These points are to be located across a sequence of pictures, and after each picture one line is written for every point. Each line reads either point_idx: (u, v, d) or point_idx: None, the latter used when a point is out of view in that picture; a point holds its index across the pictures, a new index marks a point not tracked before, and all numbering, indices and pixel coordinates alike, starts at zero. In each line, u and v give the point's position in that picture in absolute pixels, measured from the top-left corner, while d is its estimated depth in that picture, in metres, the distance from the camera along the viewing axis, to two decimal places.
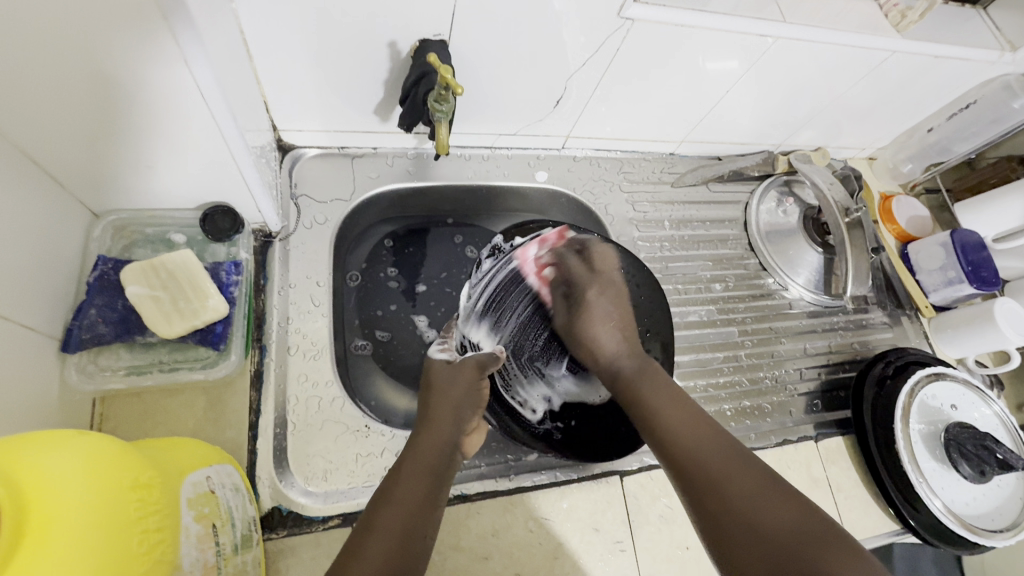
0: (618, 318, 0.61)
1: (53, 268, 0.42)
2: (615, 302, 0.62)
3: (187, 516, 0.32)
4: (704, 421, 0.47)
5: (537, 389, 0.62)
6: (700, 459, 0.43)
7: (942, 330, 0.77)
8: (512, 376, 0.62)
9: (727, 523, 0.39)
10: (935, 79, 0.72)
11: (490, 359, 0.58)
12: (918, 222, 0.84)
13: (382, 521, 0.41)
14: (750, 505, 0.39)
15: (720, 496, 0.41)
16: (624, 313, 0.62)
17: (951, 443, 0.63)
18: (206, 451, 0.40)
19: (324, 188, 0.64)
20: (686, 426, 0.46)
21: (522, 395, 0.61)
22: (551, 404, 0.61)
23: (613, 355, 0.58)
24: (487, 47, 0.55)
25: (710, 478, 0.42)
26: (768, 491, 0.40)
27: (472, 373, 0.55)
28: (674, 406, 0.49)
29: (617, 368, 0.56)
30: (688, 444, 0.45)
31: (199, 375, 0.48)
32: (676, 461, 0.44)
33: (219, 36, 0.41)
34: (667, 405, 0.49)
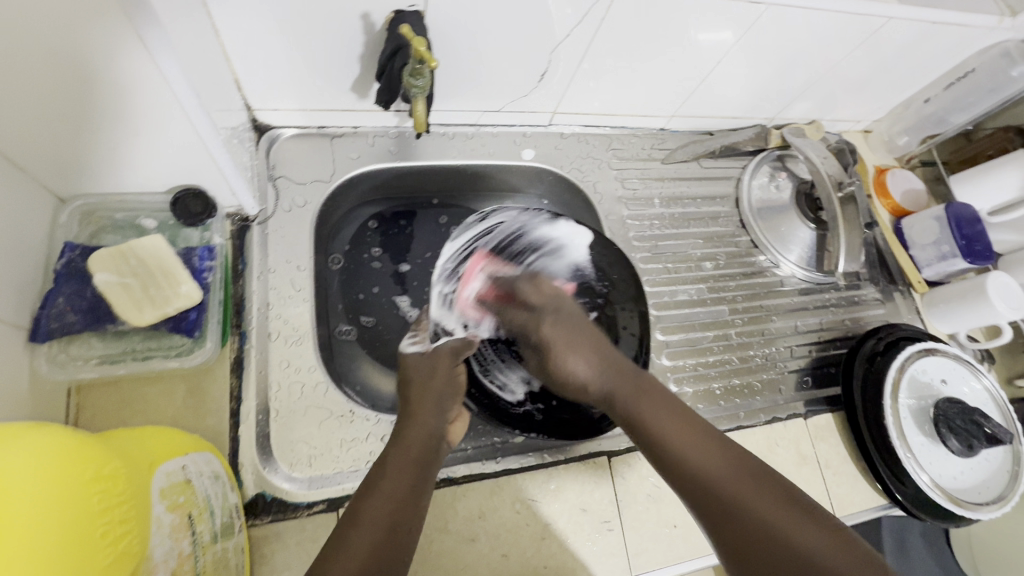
0: (584, 336, 0.56)
1: (18, 256, 0.41)
2: (575, 326, 0.57)
3: (159, 506, 0.32)
4: (711, 437, 0.47)
5: (516, 371, 0.60)
6: (720, 483, 0.43)
7: (934, 305, 0.76)
8: (490, 359, 0.60)
9: (766, 561, 0.39)
10: (933, 47, 0.70)
11: (462, 345, 0.58)
12: (912, 196, 0.83)
13: (368, 519, 0.40)
14: (779, 529, 0.40)
15: (736, 513, 0.41)
16: (594, 337, 0.56)
17: (940, 418, 0.63)
18: (183, 440, 0.40)
19: (303, 169, 0.62)
20: (702, 447, 0.46)
21: (501, 379, 0.60)
22: (532, 385, 0.60)
23: (596, 379, 0.53)
24: (467, 17, 0.52)
25: (732, 504, 0.42)
26: (782, 505, 0.41)
27: (447, 362, 0.55)
28: (679, 418, 0.48)
29: (604, 391, 0.52)
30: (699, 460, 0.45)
31: (174, 363, 0.47)
32: (704, 494, 0.43)
33: (181, 9, 0.39)
34: (670, 420, 0.48)
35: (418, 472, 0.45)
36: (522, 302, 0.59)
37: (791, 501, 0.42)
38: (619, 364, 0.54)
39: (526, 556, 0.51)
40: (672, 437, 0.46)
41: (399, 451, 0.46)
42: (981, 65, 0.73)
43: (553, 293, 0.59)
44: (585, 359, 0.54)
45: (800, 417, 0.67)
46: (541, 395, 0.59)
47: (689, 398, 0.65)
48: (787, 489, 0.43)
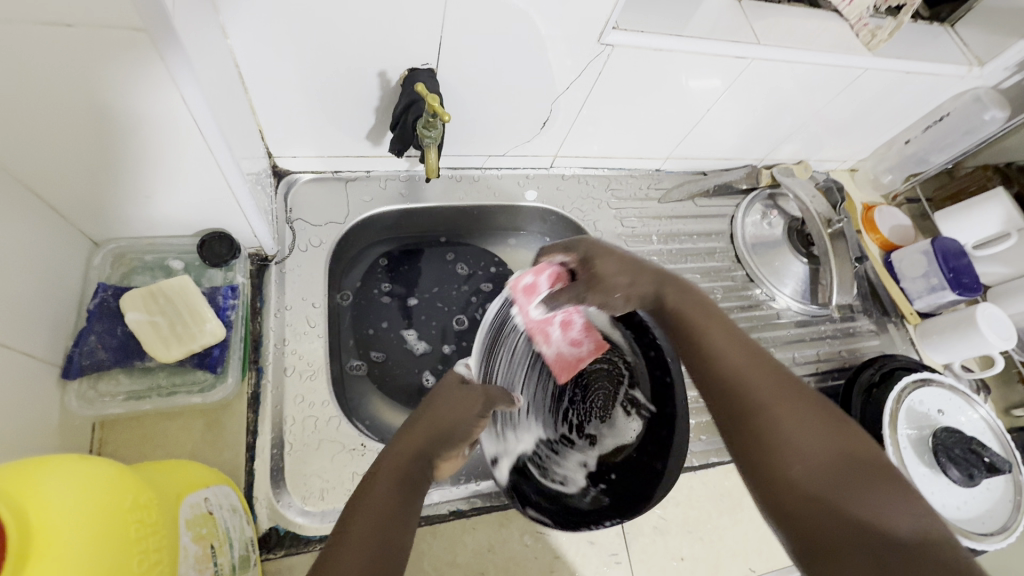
0: (629, 264, 0.55)
1: (53, 297, 0.43)
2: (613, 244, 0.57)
3: (186, 536, 0.33)
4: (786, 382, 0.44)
5: (570, 459, 0.59)
6: (745, 379, 0.44)
7: (928, 336, 0.79)
8: (544, 456, 0.58)
9: (764, 449, 0.41)
10: (908, 94, 0.75)
11: (501, 394, 0.55)
12: (900, 231, 0.86)
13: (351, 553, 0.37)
14: (793, 429, 0.41)
15: (756, 410, 0.42)
16: (636, 265, 0.55)
17: (939, 448, 0.64)
18: (202, 473, 0.41)
19: (319, 211, 0.65)
20: (746, 364, 0.45)
21: (560, 473, 0.58)
22: (588, 465, 0.58)
23: (627, 293, 0.55)
24: (477, 73, 0.57)
25: (749, 399, 0.43)
26: (815, 418, 0.41)
27: (477, 401, 0.52)
28: (726, 332, 0.48)
29: (640, 298, 0.54)
30: (730, 362, 0.46)
31: (196, 400, 0.48)
32: (725, 385, 0.45)
33: (215, 67, 0.43)
34: (710, 322, 0.49)
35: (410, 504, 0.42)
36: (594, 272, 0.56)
37: (826, 414, 0.42)
38: (641, 278, 0.55)
39: None
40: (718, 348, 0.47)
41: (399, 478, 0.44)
42: (954, 109, 0.78)
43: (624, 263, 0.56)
44: (619, 276, 0.55)
45: None
46: (600, 475, 0.57)
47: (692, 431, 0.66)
48: (824, 403, 0.42)
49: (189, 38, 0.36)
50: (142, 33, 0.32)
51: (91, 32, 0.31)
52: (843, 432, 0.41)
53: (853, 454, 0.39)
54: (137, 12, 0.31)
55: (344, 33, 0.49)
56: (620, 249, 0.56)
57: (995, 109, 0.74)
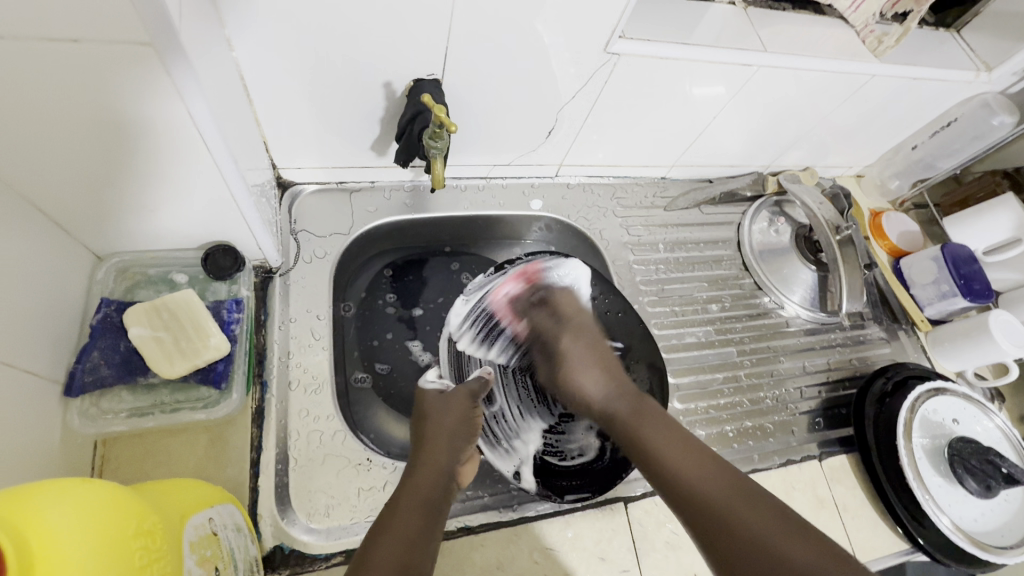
0: (595, 356, 0.61)
1: (55, 313, 0.43)
2: (588, 336, 0.63)
3: (190, 560, 0.32)
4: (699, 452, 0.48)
5: (577, 429, 0.62)
6: (707, 492, 0.45)
7: (940, 343, 0.78)
8: (556, 441, 0.61)
9: (743, 565, 0.40)
10: (914, 100, 0.75)
11: (479, 386, 0.60)
12: (908, 238, 0.85)
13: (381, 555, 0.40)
14: (765, 538, 0.40)
15: (730, 526, 0.42)
16: (603, 358, 0.61)
17: (956, 458, 0.63)
18: (207, 492, 0.40)
19: (322, 222, 0.65)
20: (694, 467, 0.47)
21: (575, 445, 0.61)
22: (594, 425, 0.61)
23: (601, 398, 0.58)
24: (483, 83, 0.56)
25: (720, 513, 0.43)
26: (780, 525, 0.41)
27: (465, 402, 0.57)
28: (678, 443, 0.49)
29: (610, 412, 0.56)
30: (692, 478, 0.46)
31: (201, 416, 0.47)
32: (691, 506, 0.44)
33: (220, 79, 0.43)
34: (667, 441, 0.50)
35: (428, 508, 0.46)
36: (553, 308, 0.63)
37: (789, 522, 0.41)
38: (624, 385, 0.58)
39: None
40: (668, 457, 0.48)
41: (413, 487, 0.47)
42: (962, 115, 0.77)
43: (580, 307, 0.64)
44: (589, 363, 0.60)
45: (814, 458, 0.66)
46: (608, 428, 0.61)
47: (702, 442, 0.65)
48: (776, 504, 0.42)
49: (195, 52, 0.35)
50: (149, 47, 0.32)
51: (97, 46, 0.31)
52: (814, 536, 0.40)
53: (833, 556, 0.38)
54: (144, 27, 0.30)
55: (349, 44, 0.48)
56: (596, 335, 0.63)
57: (1003, 114, 0.73)
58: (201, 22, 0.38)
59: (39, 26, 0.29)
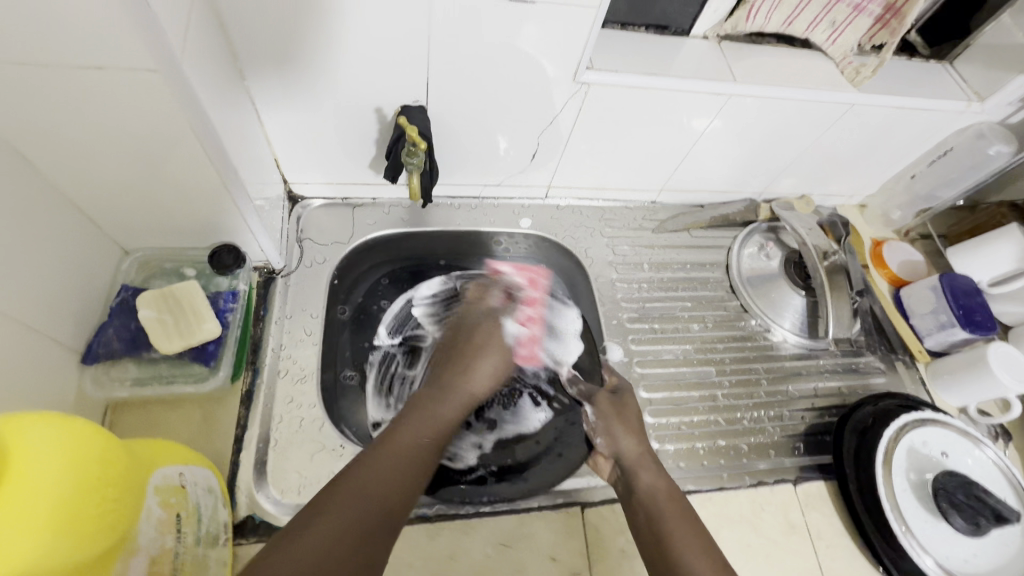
0: (635, 422, 0.60)
1: (82, 294, 0.51)
2: (625, 398, 0.63)
3: (151, 500, 0.37)
4: (698, 527, 0.51)
5: (467, 438, 0.63)
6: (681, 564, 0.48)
7: (940, 376, 0.75)
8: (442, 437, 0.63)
9: None
10: (905, 129, 0.75)
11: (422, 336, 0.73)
12: (909, 267, 0.84)
13: (363, 478, 0.47)
14: None
15: None
16: (640, 425, 0.61)
17: (941, 492, 0.60)
18: (189, 452, 0.45)
19: (325, 232, 0.72)
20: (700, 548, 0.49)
21: (453, 449, 0.62)
22: (482, 447, 0.64)
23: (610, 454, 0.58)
24: (466, 109, 0.62)
25: None
26: None
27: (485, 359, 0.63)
28: (672, 512, 0.52)
29: (626, 475, 0.56)
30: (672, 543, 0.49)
31: (189, 389, 0.54)
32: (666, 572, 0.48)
33: (229, 103, 0.51)
34: (676, 510, 0.52)
35: (420, 441, 0.53)
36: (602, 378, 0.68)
37: None
38: (648, 452, 0.58)
39: None
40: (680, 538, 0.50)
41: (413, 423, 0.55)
42: (958, 144, 0.77)
43: (621, 383, 0.66)
44: (623, 427, 0.59)
45: (789, 483, 0.65)
46: (492, 458, 0.63)
47: (670, 456, 0.65)
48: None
49: (193, 79, 0.43)
50: (155, 73, 0.39)
51: (116, 75, 0.39)
52: None
53: None
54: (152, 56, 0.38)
55: (344, 75, 0.56)
56: (631, 401, 0.63)
57: (999, 143, 0.74)
58: (209, 55, 0.46)
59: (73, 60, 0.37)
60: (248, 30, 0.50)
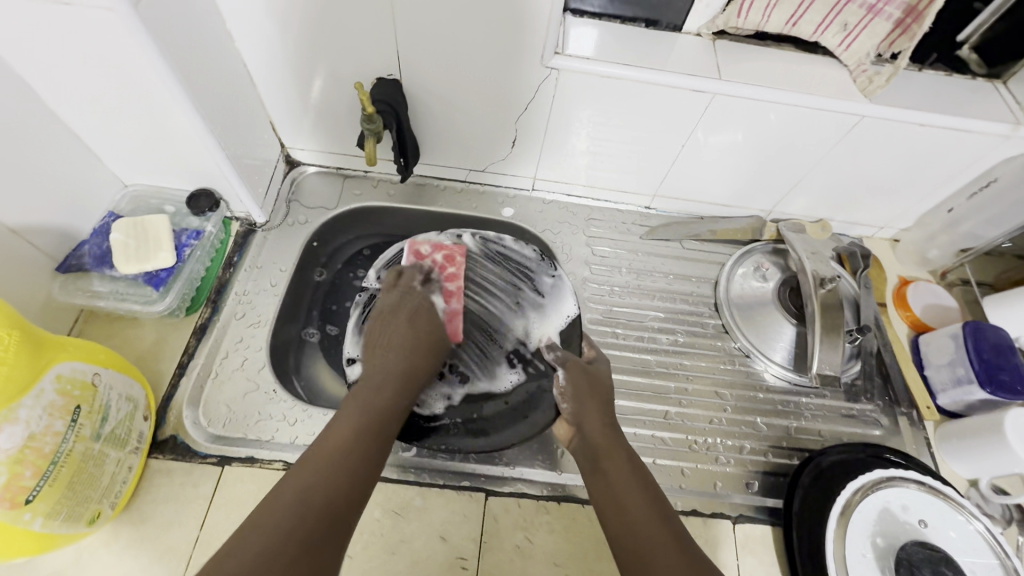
0: (600, 388, 0.57)
1: (73, 214, 0.58)
2: (593, 363, 0.60)
3: (46, 383, 0.41)
4: (659, 504, 0.47)
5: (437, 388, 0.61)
6: (641, 542, 0.44)
7: (949, 439, 0.64)
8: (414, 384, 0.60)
9: None
10: (937, 154, 0.66)
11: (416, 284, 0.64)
12: (936, 312, 0.74)
13: (300, 486, 0.42)
14: None
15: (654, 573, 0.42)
16: (604, 391, 0.57)
17: (903, 561, 0.52)
18: (116, 360, 0.50)
19: (314, 197, 0.77)
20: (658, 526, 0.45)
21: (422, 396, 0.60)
22: (451, 400, 0.61)
23: (575, 420, 0.55)
24: (441, 88, 0.64)
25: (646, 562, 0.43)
26: None
27: (415, 319, 0.59)
28: (632, 484, 0.49)
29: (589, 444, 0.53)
30: (630, 514, 0.46)
31: (135, 308, 0.58)
32: (626, 547, 0.45)
33: (216, 60, 0.56)
34: (636, 481, 0.49)
35: (361, 438, 0.46)
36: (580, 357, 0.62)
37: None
38: (610, 419, 0.55)
39: (369, 563, 0.52)
40: (637, 514, 0.46)
41: (348, 417, 0.48)
42: (1003, 176, 0.67)
43: (592, 347, 0.62)
44: (588, 392, 0.56)
45: (726, 518, 0.59)
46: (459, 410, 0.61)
47: None
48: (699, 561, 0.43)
49: (163, 29, 0.47)
50: None
51: (77, 13, 0.42)
52: None
53: None
54: None
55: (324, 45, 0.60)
56: (602, 366, 0.60)
57: None
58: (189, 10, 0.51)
59: None
60: None
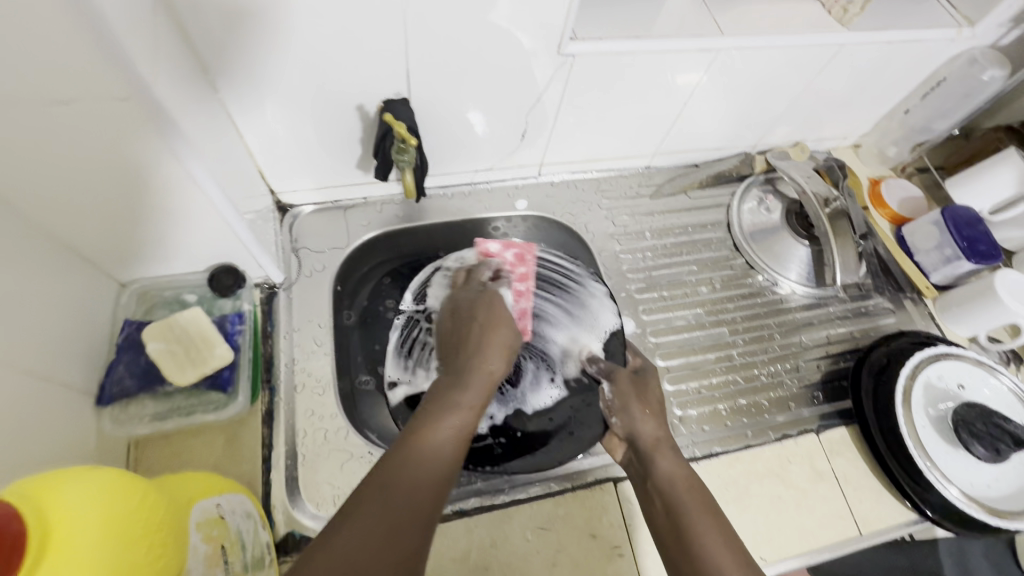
0: (651, 405, 0.60)
1: (87, 335, 0.50)
2: (645, 381, 0.62)
3: (194, 536, 0.38)
4: (720, 518, 0.49)
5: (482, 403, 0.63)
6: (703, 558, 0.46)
7: (949, 308, 0.76)
8: None
9: None
10: (899, 65, 0.74)
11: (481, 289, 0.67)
12: (909, 204, 0.84)
13: (386, 488, 0.42)
14: None
15: None
16: (658, 409, 0.60)
17: (961, 424, 0.62)
18: (219, 481, 0.45)
19: (321, 239, 0.70)
20: (715, 533, 0.48)
21: None
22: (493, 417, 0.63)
23: (627, 432, 0.58)
24: (448, 95, 0.60)
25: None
26: None
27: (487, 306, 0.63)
28: (694, 496, 0.51)
29: (643, 455, 0.55)
30: (695, 527, 0.48)
31: (212, 418, 0.54)
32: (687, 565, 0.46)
33: (210, 120, 0.49)
34: (696, 496, 0.51)
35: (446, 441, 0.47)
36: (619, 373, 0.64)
37: None
38: (664, 435, 0.57)
39: None
40: (694, 522, 0.48)
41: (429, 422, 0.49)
42: (951, 74, 0.76)
43: (646, 367, 0.65)
44: (642, 408, 0.59)
45: (811, 433, 0.66)
46: (502, 430, 0.62)
47: (695, 421, 0.66)
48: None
49: (168, 103, 0.40)
50: (130, 101, 0.37)
51: None
52: None
53: None
54: (123, 84, 0.36)
55: (323, 77, 0.54)
56: (653, 383, 0.62)
57: (992, 68, 0.72)
58: (181, 73, 0.44)
59: (39, 94, 0.35)
60: (216, 46, 0.47)
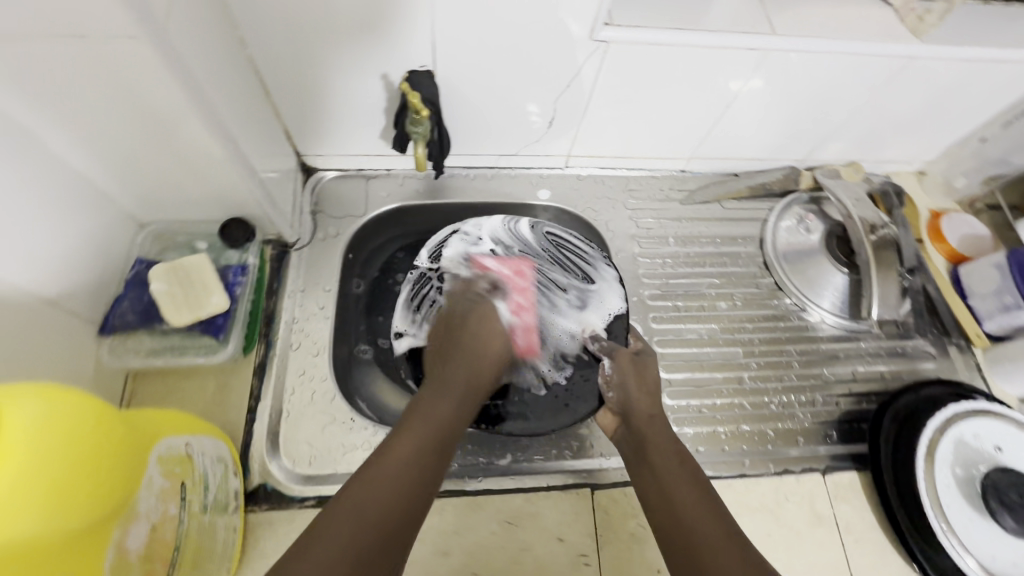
0: (648, 382, 0.54)
1: (101, 268, 0.53)
2: (643, 357, 0.57)
3: (154, 470, 0.39)
4: (712, 501, 0.44)
5: None
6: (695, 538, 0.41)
7: (1000, 362, 0.68)
8: None
9: None
10: (978, 87, 0.66)
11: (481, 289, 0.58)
12: (972, 242, 0.76)
13: (351, 501, 0.38)
14: None
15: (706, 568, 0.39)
16: (654, 387, 0.54)
17: (990, 490, 0.55)
18: (197, 422, 0.46)
19: (339, 205, 0.71)
20: (713, 515, 0.43)
21: None
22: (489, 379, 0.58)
23: (620, 408, 0.53)
24: (474, 73, 0.59)
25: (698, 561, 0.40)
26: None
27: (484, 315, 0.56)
28: (688, 480, 0.46)
29: (636, 435, 0.51)
30: (687, 511, 0.43)
31: (201, 360, 0.56)
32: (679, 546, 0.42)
33: (232, 73, 0.49)
34: (691, 477, 0.46)
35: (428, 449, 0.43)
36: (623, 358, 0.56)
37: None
38: (659, 415, 0.52)
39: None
40: (687, 507, 0.44)
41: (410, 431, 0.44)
42: None
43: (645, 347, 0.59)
44: (636, 386, 0.54)
45: (816, 473, 0.62)
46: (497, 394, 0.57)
47: (690, 440, 0.62)
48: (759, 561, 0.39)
49: (182, 50, 0.41)
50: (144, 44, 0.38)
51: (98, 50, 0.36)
52: None
53: None
54: None
55: (348, 42, 0.54)
56: (653, 361, 0.57)
57: None
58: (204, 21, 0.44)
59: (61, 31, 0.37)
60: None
